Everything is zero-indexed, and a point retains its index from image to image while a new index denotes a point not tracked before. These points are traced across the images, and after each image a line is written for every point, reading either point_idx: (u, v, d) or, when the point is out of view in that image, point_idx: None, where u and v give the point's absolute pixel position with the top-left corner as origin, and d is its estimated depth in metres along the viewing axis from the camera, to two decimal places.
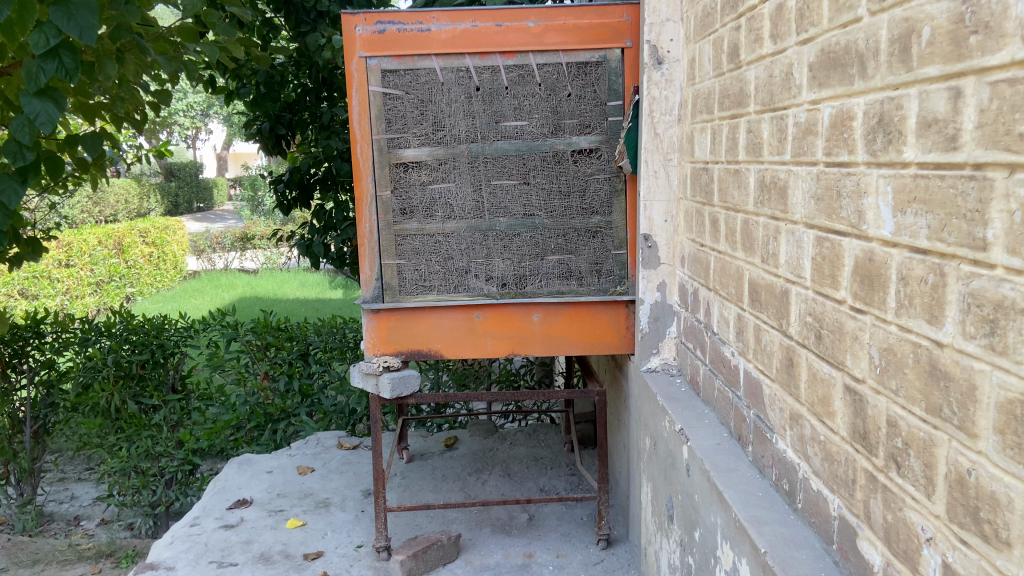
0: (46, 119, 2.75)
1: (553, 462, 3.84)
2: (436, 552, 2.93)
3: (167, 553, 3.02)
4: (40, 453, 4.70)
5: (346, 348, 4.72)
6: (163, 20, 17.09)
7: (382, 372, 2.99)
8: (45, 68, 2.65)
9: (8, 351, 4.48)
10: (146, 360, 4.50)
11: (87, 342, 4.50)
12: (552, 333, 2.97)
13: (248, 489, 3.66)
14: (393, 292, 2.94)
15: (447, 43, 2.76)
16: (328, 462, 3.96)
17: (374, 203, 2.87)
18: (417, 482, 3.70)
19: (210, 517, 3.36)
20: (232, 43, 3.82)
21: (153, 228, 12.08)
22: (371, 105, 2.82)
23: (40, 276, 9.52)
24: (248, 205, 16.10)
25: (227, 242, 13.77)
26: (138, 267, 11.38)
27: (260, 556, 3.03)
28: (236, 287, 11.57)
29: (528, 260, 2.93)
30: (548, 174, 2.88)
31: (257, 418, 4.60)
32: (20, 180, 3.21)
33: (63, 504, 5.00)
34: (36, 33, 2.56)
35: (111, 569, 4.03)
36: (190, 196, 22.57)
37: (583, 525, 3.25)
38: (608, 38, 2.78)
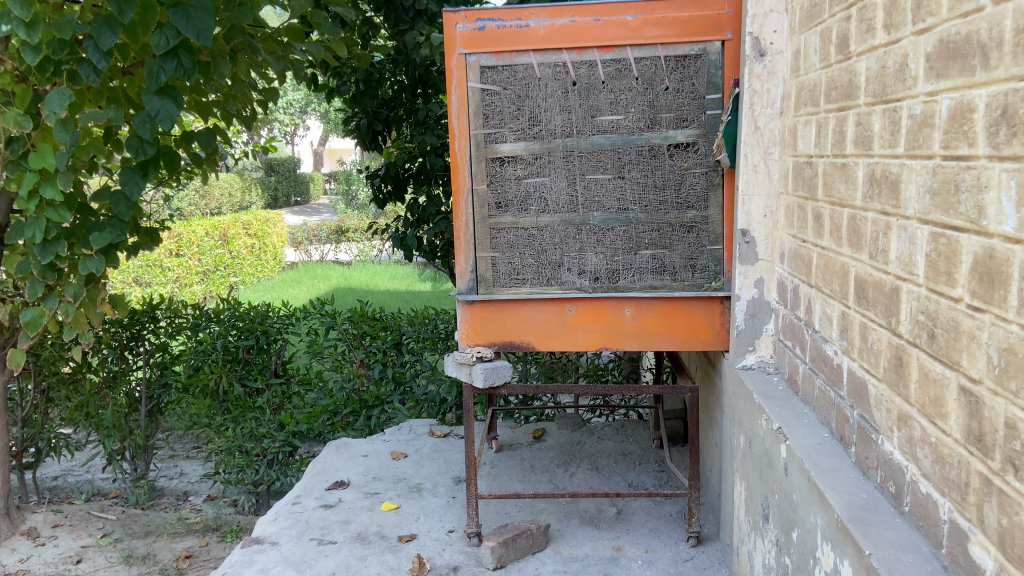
0: (166, 116, 2.98)
1: (641, 458, 3.83)
2: (525, 541, 2.97)
3: (271, 529, 3.19)
4: (154, 431, 5.00)
5: (438, 339, 4.82)
6: (271, 20, 17.98)
7: (476, 362, 3.04)
8: (165, 68, 2.88)
9: (126, 334, 4.79)
10: (251, 345, 4.77)
11: (198, 327, 4.79)
12: (644, 328, 2.96)
13: (345, 471, 3.81)
14: (487, 284, 2.99)
15: (545, 38, 2.80)
16: (420, 449, 4.07)
17: (470, 196, 2.93)
18: (506, 471, 3.76)
19: (310, 497, 3.51)
20: (337, 42, 4.01)
21: (256, 220, 12.59)
22: (469, 100, 2.87)
23: (153, 264, 10.25)
24: (342, 199, 16.63)
25: (324, 234, 14.28)
26: (240, 258, 11.82)
27: (357, 536, 3.15)
28: (331, 278, 12.03)
29: (621, 254, 2.93)
30: (643, 168, 2.87)
31: (352, 404, 4.77)
32: (142, 174, 3.45)
33: (174, 480, 5.33)
34: (158, 34, 2.80)
35: (217, 543, 4.29)
36: (289, 191, 23.55)
37: (672, 522, 3.24)
38: (708, 31, 2.75)
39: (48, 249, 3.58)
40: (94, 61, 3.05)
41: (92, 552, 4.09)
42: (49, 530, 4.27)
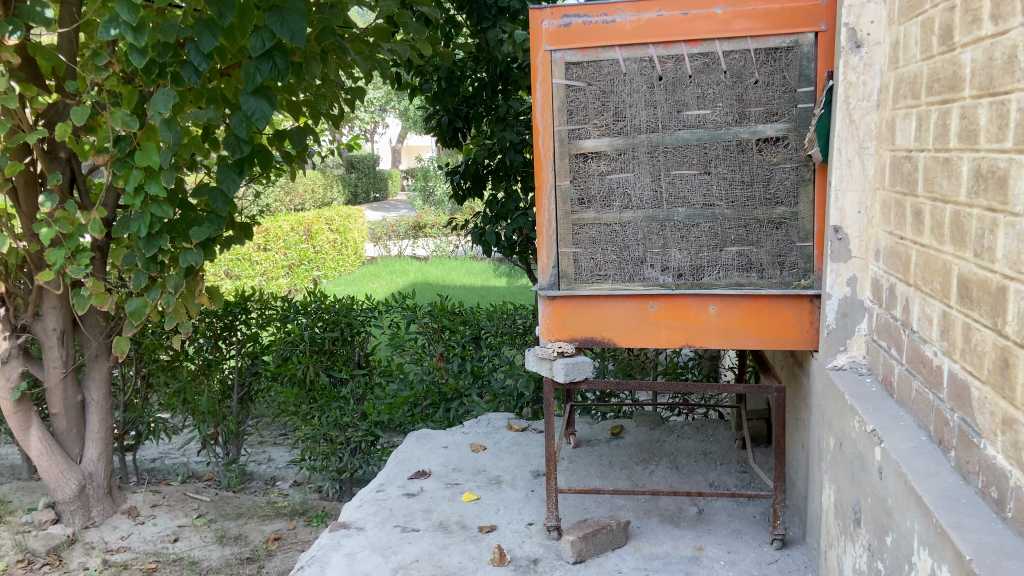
0: (261, 115, 3.11)
1: (722, 458, 3.78)
2: (605, 537, 2.97)
3: (357, 515, 3.30)
4: (244, 418, 5.21)
5: (516, 334, 4.87)
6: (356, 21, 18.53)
7: (557, 357, 3.01)
8: (260, 69, 3.01)
9: (220, 324, 5.01)
10: (336, 337, 4.91)
11: (287, 319, 4.97)
12: (729, 326, 2.90)
13: (426, 461, 3.89)
14: (569, 279, 3.00)
15: (631, 33, 2.79)
16: (499, 442, 4.12)
17: (553, 191, 2.94)
18: (584, 467, 3.77)
19: (393, 485, 3.61)
20: (422, 41, 4.10)
21: (338, 215, 12.94)
22: (554, 97, 2.88)
23: (243, 258, 10.68)
24: (419, 196, 16.92)
25: (402, 230, 14.57)
26: (325, 252, 12.24)
27: (439, 525, 3.22)
28: (408, 272, 12.28)
29: (706, 251, 2.89)
30: (730, 163, 2.83)
31: (432, 396, 4.86)
32: (238, 171, 3.60)
33: (262, 465, 5.57)
34: (254, 37, 2.94)
35: (304, 527, 4.46)
36: (368, 187, 24.12)
37: (755, 524, 3.19)
38: (801, 22, 2.70)
39: (152, 243, 3.81)
40: (195, 64, 3.21)
41: (188, 531, 4.29)
42: (149, 510, 4.51)
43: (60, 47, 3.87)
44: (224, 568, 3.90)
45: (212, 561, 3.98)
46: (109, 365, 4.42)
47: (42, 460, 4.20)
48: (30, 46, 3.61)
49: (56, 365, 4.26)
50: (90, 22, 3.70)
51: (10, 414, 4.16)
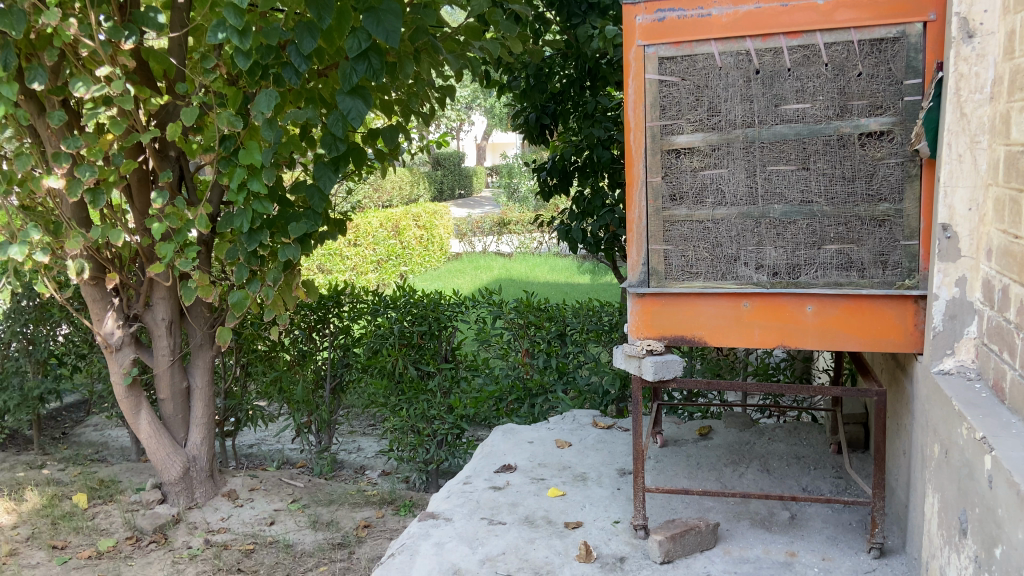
0: (356, 114, 3.23)
1: (816, 463, 3.66)
2: (693, 538, 2.93)
3: (445, 506, 3.37)
4: (336, 408, 5.39)
5: (602, 331, 4.82)
6: (450, 19, 19.08)
7: (646, 355, 2.99)
8: (357, 70, 3.13)
9: (314, 316, 5.20)
10: (424, 331, 5.00)
11: (377, 312, 5.10)
12: (826, 327, 2.80)
13: (512, 455, 3.93)
14: (659, 277, 2.95)
15: (727, 27, 2.74)
16: (584, 439, 4.11)
17: (644, 188, 2.90)
18: (672, 467, 3.72)
19: (480, 478, 3.66)
20: (512, 39, 4.14)
21: (425, 212, 13.18)
22: (647, 92, 2.85)
23: (334, 253, 11.02)
24: (503, 192, 17.04)
25: (487, 226, 14.70)
26: (412, 248, 12.50)
27: (525, 519, 3.24)
28: (493, 268, 12.39)
29: (803, 249, 2.81)
30: (830, 158, 2.74)
31: (517, 391, 4.90)
32: (334, 168, 3.72)
33: (352, 454, 5.77)
34: (351, 38, 3.05)
35: (392, 515, 4.56)
36: (452, 185, 24.49)
37: (851, 532, 3.08)
38: (909, 12, 2.59)
39: (253, 238, 3.98)
40: (296, 65, 3.33)
41: (283, 515, 4.47)
42: (247, 493, 4.72)
43: (171, 51, 4.04)
44: (317, 552, 4.04)
45: (306, 545, 4.13)
46: (212, 354, 4.64)
47: (150, 443, 4.45)
48: (144, 50, 3.83)
49: (165, 353, 4.50)
50: (199, 27, 3.89)
51: (123, 398, 4.43)
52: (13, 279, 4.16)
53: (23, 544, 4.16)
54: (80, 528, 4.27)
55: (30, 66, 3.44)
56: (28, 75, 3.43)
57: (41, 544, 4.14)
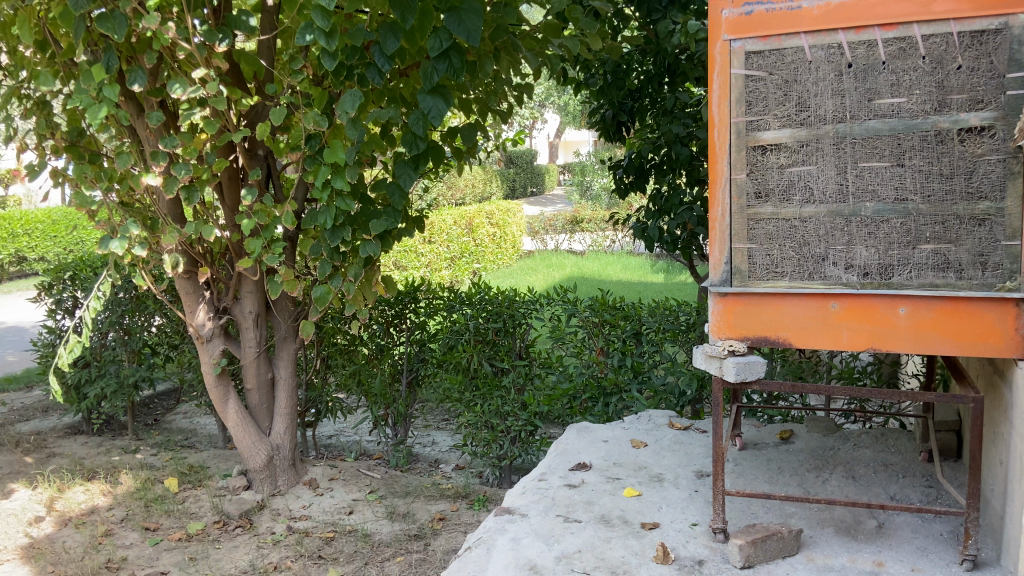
0: (436, 112, 3.28)
1: (905, 471, 3.53)
2: (775, 544, 2.86)
3: (521, 502, 3.39)
4: (412, 402, 5.48)
5: (679, 331, 4.75)
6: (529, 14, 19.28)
7: (727, 356, 2.90)
8: (438, 69, 3.18)
9: (392, 311, 5.32)
10: (499, 327, 5.02)
11: (453, 308, 5.17)
12: (920, 330, 2.68)
13: (587, 454, 3.92)
14: (743, 276, 2.88)
15: (818, 19, 2.67)
16: (660, 439, 4.07)
17: (728, 185, 2.84)
18: (752, 471, 3.64)
19: (555, 475, 3.67)
20: (593, 35, 4.12)
21: (498, 210, 13.27)
22: (732, 87, 2.80)
23: (409, 250, 11.20)
24: (576, 190, 16.97)
25: (559, 224, 14.67)
26: (484, 246, 12.61)
27: (601, 518, 3.23)
28: (565, 266, 12.36)
29: (896, 248, 2.71)
30: (926, 154, 2.64)
31: (592, 389, 4.88)
32: (413, 166, 3.78)
33: (427, 447, 5.86)
34: (433, 38, 3.10)
35: (466, 509, 4.61)
36: (524, 182, 24.59)
37: (942, 543, 2.96)
38: (1012, 2, 2.48)
39: (336, 234, 4.07)
40: (379, 65, 3.40)
41: (361, 505, 4.58)
42: (327, 482, 4.85)
43: (260, 52, 4.18)
44: (394, 542, 4.12)
45: (383, 535, 4.22)
46: (296, 346, 4.79)
47: (237, 431, 4.64)
48: (236, 53, 3.96)
49: (252, 345, 4.68)
50: (287, 29, 4.01)
51: (212, 387, 4.61)
52: (114, 272, 4.39)
53: (118, 525, 4.37)
54: (171, 511, 4.47)
55: (132, 69, 3.61)
56: (129, 76, 3.59)
57: (135, 525, 4.35)
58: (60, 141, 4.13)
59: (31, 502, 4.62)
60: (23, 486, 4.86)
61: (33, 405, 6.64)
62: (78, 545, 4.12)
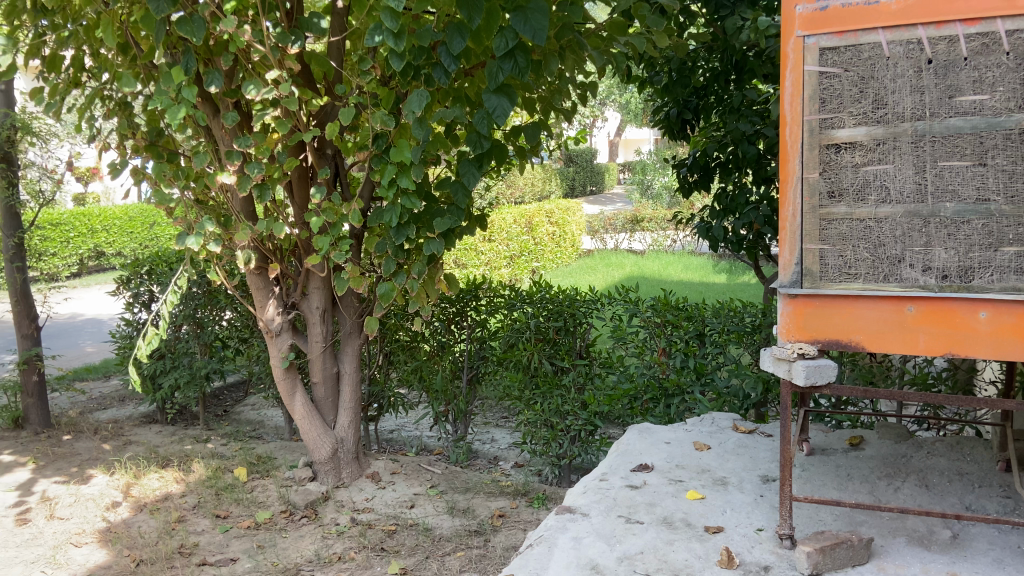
0: (501, 111, 3.29)
1: (981, 481, 3.40)
2: (845, 552, 2.79)
3: (582, 501, 3.39)
4: (472, 399, 5.52)
5: (743, 332, 4.67)
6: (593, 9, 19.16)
7: (797, 358, 2.82)
8: (503, 68, 3.20)
9: (453, 309, 5.38)
10: (560, 326, 5.02)
11: (513, 307, 5.20)
12: (1002, 336, 2.58)
13: (648, 455, 3.89)
14: (814, 278, 2.80)
15: (897, 14, 2.61)
16: (724, 442, 4.01)
17: (799, 184, 2.77)
18: (819, 477, 3.55)
19: (616, 476, 3.65)
20: (659, 33, 4.09)
21: (558, 209, 13.26)
22: (806, 84, 2.73)
23: (469, 248, 11.29)
24: (637, 189, 16.83)
25: (619, 224, 14.58)
26: (543, 244, 12.62)
27: (664, 520, 3.20)
28: (625, 266, 12.28)
29: (977, 251, 2.61)
30: (1010, 153, 2.55)
31: (653, 390, 4.82)
32: (477, 165, 3.81)
33: (487, 444, 5.91)
34: (499, 38, 3.12)
35: (526, 507, 4.62)
36: (583, 181, 24.52)
37: (1022, 556, 2.84)
38: None
39: (401, 232, 4.13)
40: (446, 65, 3.44)
41: (422, 499, 4.64)
42: (389, 476, 4.94)
43: (330, 53, 4.28)
44: (454, 537, 4.16)
45: (444, 530, 4.27)
46: (360, 342, 4.88)
47: (303, 424, 4.77)
48: (306, 54, 4.06)
49: (318, 340, 4.79)
50: (357, 30, 4.09)
51: (281, 380, 4.74)
52: (189, 267, 4.55)
53: (190, 511, 4.53)
54: (240, 499, 4.61)
55: (208, 70, 3.73)
56: (206, 78, 3.71)
57: (206, 512, 4.50)
58: (140, 141, 4.32)
59: (109, 487, 4.83)
60: (102, 472, 5.08)
61: (110, 395, 6.94)
62: (152, 530, 4.29)
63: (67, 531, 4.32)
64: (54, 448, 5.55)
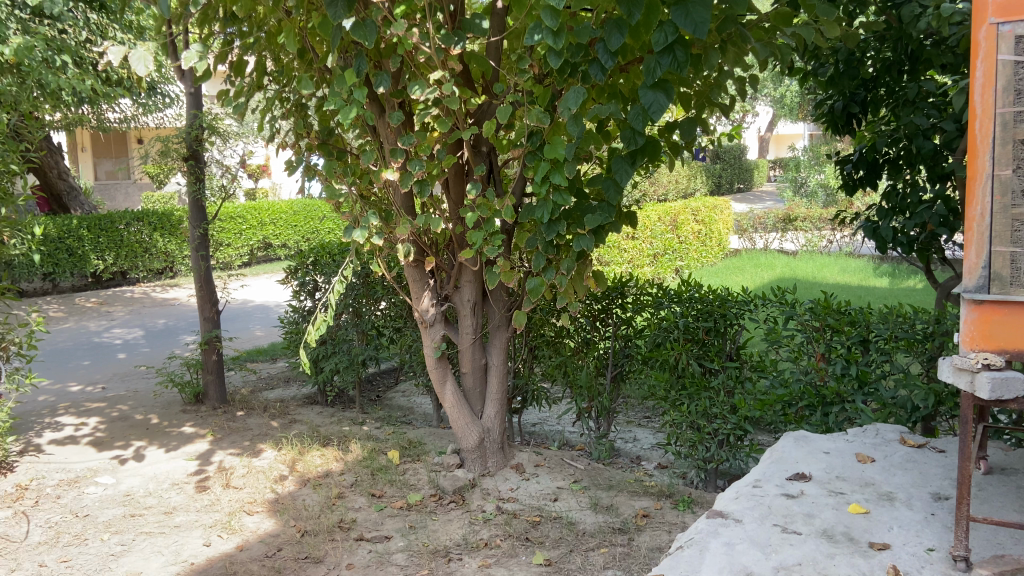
0: (657, 107, 3.26)
1: None
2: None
3: (735, 506, 3.30)
4: (616, 397, 5.50)
5: (914, 340, 4.35)
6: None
7: (981, 369, 2.57)
8: (661, 63, 3.17)
9: (599, 305, 5.39)
10: (710, 327, 4.90)
11: (661, 305, 5.15)
12: None
13: (806, 464, 3.72)
14: (1003, 283, 2.57)
15: None
16: (889, 455, 3.77)
17: (989, 182, 2.56)
18: (999, 498, 3.27)
19: (771, 483, 3.52)
20: (829, 22, 3.90)
21: (704, 207, 12.93)
22: (999, 74, 2.52)
23: (613, 245, 11.23)
24: (790, 186, 16.09)
25: (770, 223, 14.00)
26: (689, 242, 12.36)
27: (823, 532, 3.06)
28: (775, 267, 11.78)
29: None
30: None
31: (810, 397, 4.57)
32: (631, 161, 3.78)
33: (629, 443, 5.87)
34: (659, 32, 3.08)
35: (670, 508, 4.53)
36: (730, 178, 23.76)
37: None
38: None
39: (552, 228, 4.18)
40: (603, 62, 3.44)
41: (566, 493, 4.68)
42: (533, 468, 5.02)
43: (490, 54, 4.40)
44: (598, 533, 4.16)
45: (587, 525, 4.28)
46: (508, 335, 4.98)
47: (453, 412, 4.93)
48: (467, 54, 4.18)
49: (469, 331, 4.93)
50: (516, 30, 4.18)
51: (433, 368, 4.92)
52: (354, 259, 4.82)
53: (349, 489, 4.81)
54: (394, 481, 4.84)
55: (378, 72, 3.93)
56: (376, 79, 3.91)
57: (363, 491, 4.76)
58: (313, 140, 4.63)
59: (277, 462, 5.21)
60: (271, 447, 5.49)
61: (277, 376, 7.48)
62: (315, 504, 4.59)
63: (241, 499, 4.70)
64: (230, 423, 6.06)
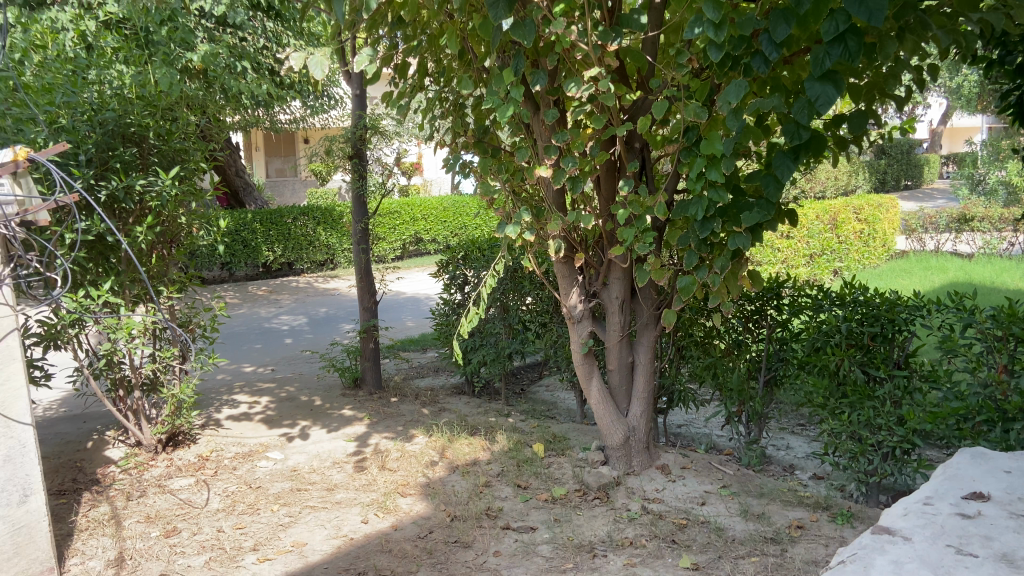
0: (825, 99, 3.09)
1: None
2: None
3: (903, 523, 3.10)
4: (769, 402, 5.28)
5: None
6: None
7: None
8: (831, 53, 3.00)
9: (753, 306, 5.22)
10: (876, 333, 4.60)
11: (820, 308, 4.90)
12: None
13: (984, 483, 3.42)
14: None
15: None
16: None
17: None
18: None
19: (944, 501, 3.27)
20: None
21: (867, 205, 12.14)
22: None
23: (766, 245, 10.80)
24: (966, 184, 14.77)
25: (943, 223, 12.91)
26: (849, 242, 11.65)
27: (1004, 556, 2.81)
28: (948, 270, 10.87)
29: None
30: None
31: (989, 412, 4.20)
32: (793, 156, 3.61)
33: (781, 451, 5.64)
34: (830, 21, 2.92)
35: (827, 521, 4.30)
36: (897, 174, 22.16)
37: None
38: None
39: (706, 226, 4.08)
40: (767, 54, 3.30)
41: (713, 498, 4.56)
42: (679, 470, 4.94)
43: (647, 48, 4.34)
44: (748, 541, 4.03)
45: (736, 532, 4.16)
46: (656, 334, 4.92)
47: (598, 409, 4.93)
48: (623, 50, 4.14)
49: (617, 329, 4.90)
50: (675, 23, 4.09)
51: (579, 364, 4.94)
52: (505, 255, 4.92)
53: (495, 478, 4.93)
54: (539, 473, 4.92)
55: (535, 70, 3.98)
56: (532, 77, 3.97)
57: (509, 481, 4.87)
58: (470, 138, 4.77)
59: (428, 448, 5.43)
60: (422, 433, 5.72)
61: (428, 365, 7.78)
62: (463, 490, 4.74)
63: (395, 481, 4.94)
64: (385, 408, 6.38)
